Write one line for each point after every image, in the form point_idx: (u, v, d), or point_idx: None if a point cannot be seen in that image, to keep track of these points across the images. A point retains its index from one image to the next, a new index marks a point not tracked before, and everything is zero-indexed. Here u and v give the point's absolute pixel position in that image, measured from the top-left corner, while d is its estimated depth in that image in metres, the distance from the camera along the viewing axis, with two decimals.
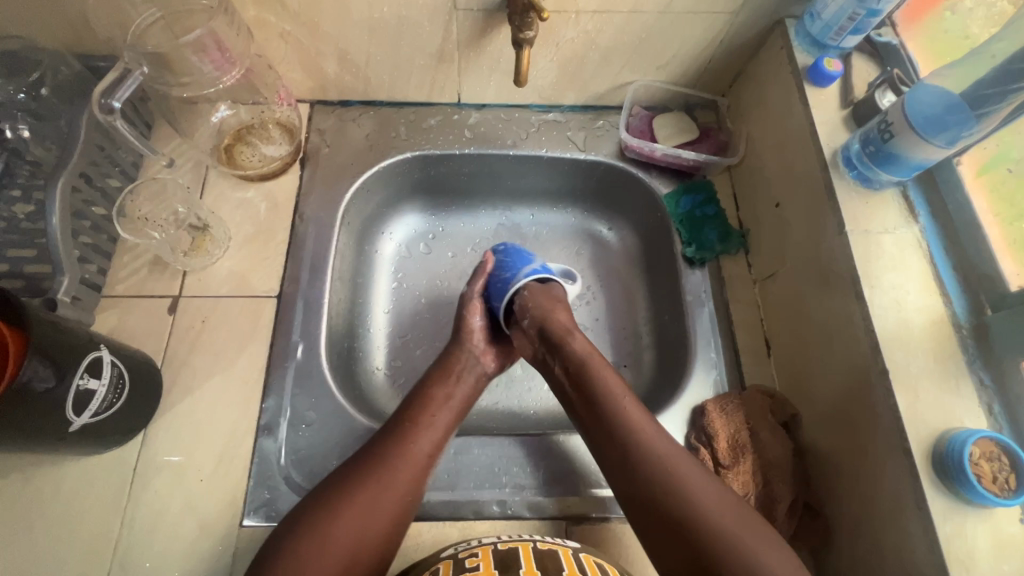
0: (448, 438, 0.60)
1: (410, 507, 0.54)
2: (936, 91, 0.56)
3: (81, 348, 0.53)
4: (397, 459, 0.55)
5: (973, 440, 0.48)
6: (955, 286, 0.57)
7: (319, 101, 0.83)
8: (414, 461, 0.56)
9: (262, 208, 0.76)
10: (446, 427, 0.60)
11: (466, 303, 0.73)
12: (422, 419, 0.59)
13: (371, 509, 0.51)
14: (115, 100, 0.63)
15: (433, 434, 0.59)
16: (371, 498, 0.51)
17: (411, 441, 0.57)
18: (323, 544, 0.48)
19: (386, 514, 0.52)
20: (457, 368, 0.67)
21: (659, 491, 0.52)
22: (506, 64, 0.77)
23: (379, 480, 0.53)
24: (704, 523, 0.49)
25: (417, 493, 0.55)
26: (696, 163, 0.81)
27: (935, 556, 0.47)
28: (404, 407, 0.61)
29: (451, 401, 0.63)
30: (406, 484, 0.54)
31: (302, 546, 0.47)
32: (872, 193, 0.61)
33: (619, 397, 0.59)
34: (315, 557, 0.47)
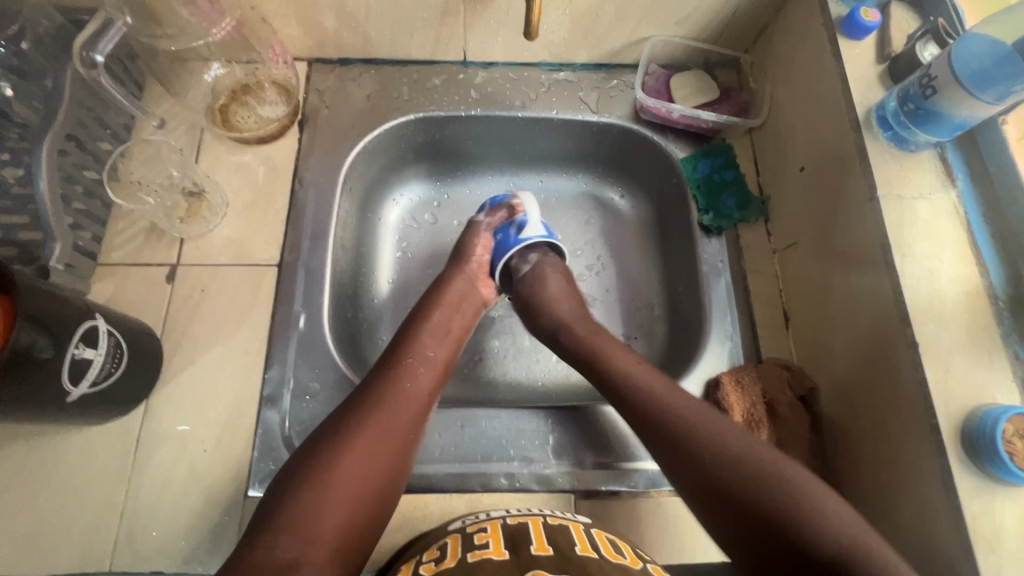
0: (444, 376, 0.59)
1: (413, 441, 0.53)
2: (986, 41, 0.51)
3: (75, 316, 0.51)
4: (396, 391, 0.54)
5: (1007, 417, 0.46)
6: (993, 255, 0.54)
7: (318, 59, 0.78)
8: (413, 395, 0.55)
9: (260, 172, 0.73)
10: (442, 365, 0.59)
11: (475, 234, 0.73)
12: (418, 355, 0.58)
13: (376, 443, 0.49)
14: (99, 54, 0.60)
15: (430, 370, 0.58)
16: (376, 432, 0.50)
17: (409, 377, 0.55)
18: (332, 479, 0.46)
19: (391, 448, 0.50)
20: (456, 296, 0.67)
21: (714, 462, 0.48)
22: (515, 17, 0.72)
23: (380, 414, 0.51)
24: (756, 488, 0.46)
25: (418, 429, 0.53)
26: (716, 126, 0.77)
27: (960, 535, 0.45)
28: (395, 346, 0.59)
29: (446, 337, 0.62)
30: (409, 417, 0.53)
31: (310, 484, 0.45)
32: (908, 155, 0.57)
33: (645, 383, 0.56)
34: (326, 494, 0.45)
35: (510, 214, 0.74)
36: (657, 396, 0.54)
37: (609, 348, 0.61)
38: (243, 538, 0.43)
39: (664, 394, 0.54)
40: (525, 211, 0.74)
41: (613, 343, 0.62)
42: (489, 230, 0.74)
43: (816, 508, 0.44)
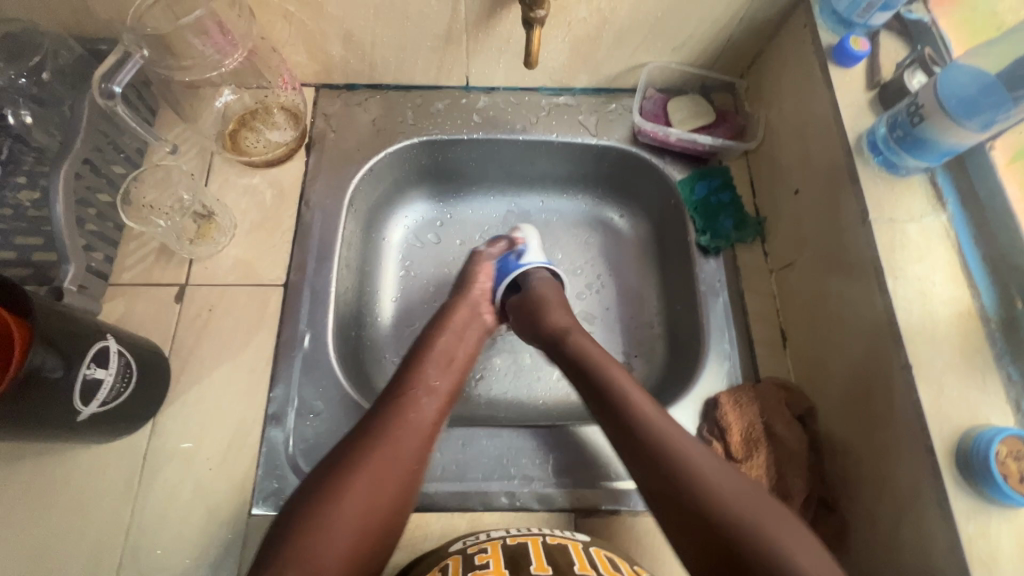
0: (450, 405, 0.60)
1: (419, 471, 0.53)
2: (970, 71, 0.54)
3: (87, 337, 0.52)
4: (401, 423, 0.54)
5: (1000, 438, 0.46)
6: (983, 277, 0.55)
7: (325, 85, 0.81)
8: (418, 426, 0.55)
9: (268, 195, 0.75)
10: (447, 393, 0.60)
11: (479, 262, 0.75)
12: (422, 384, 0.59)
13: (381, 477, 0.50)
14: (116, 84, 0.61)
15: (435, 399, 0.58)
16: (380, 464, 0.50)
17: (413, 409, 0.56)
18: (336, 512, 0.47)
19: (397, 481, 0.51)
20: (461, 323, 0.68)
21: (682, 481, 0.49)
22: (516, 45, 0.74)
23: (385, 446, 0.52)
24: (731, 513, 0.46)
25: (424, 459, 0.54)
26: (712, 149, 0.79)
27: (957, 556, 0.46)
28: (401, 374, 0.60)
29: (451, 365, 0.63)
30: (414, 448, 0.53)
31: (315, 516, 0.46)
32: (898, 179, 0.59)
33: (635, 399, 0.56)
34: (330, 532, 0.46)
35: (510, 244, 0.77)
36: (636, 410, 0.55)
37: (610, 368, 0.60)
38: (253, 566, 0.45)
39: (642, 410, 0.55)
40: (526, 242, 0.77)
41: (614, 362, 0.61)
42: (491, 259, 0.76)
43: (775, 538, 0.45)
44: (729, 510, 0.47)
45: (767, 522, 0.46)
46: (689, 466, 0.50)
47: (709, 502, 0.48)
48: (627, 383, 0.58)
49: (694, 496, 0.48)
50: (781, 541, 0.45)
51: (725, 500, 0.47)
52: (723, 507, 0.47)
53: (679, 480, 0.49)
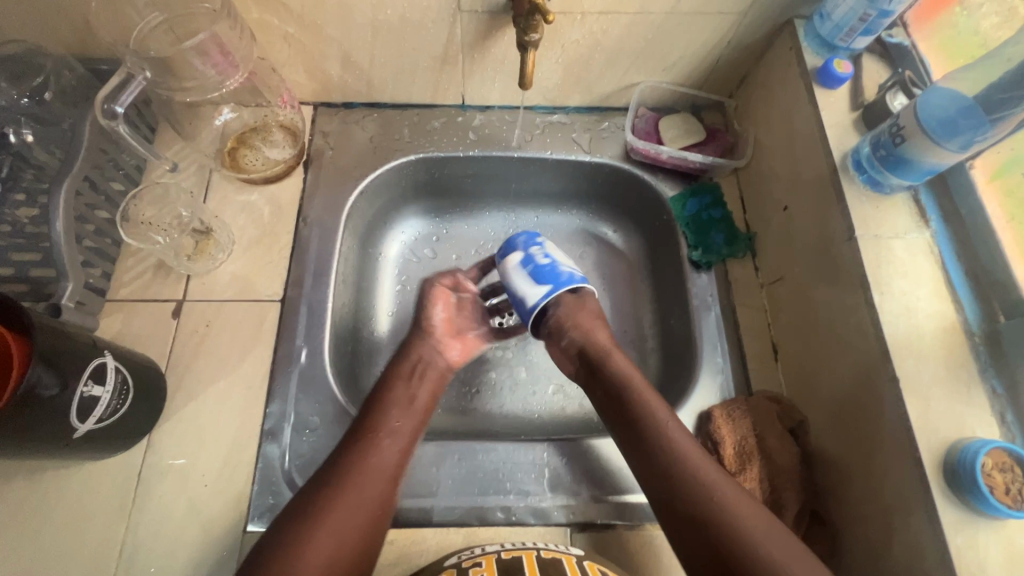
0: (412, 444, 0.60)
1: (384, 514, 0.54)
2: (948, 95, 0.55)
3: (85, 354, 0.53)
4: (360, 467, 0.54)
5: (985, 450, 0.47)
6: (966, 292, 0.56)
7: (323, 103, 0.82)
8: (379, 471, 0.55)
9: (265, 211, 0.76)
10: (409, 434, 0.60)
11: (428, 292, 0.74)
12: (383, 425, 0.59)
13: (343, 522, 0.50)
14: (119, 105, 0.63)
15: (396, 440, 0.58)
16: (343, 508, 0.51)
17: (376, 451, 0.56)
18: (299, 556, 0.47)
19: (360, 525, 0.51)
20: (417, 362, 0.68)
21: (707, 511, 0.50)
22: (511, 66, 0.76)
23: (347, 492, 0.52)
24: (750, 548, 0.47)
25: (388, 501, 0.54)
26: (703, 166, 0.80)
27: (946, 568, 0.46)
28: (365, 414, 0.60)
29: (412, 405, 0.63)
30: (376, 493, 0.53)
31: (279, 556, 0.47)
32: (882, 197, 0.60)
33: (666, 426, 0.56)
34: (295, 574, 0.46)
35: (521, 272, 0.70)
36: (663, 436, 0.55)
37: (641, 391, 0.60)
38: None
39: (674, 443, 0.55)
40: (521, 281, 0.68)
41: (647, 388, 0.60)
42: (470, 283, 0.77)
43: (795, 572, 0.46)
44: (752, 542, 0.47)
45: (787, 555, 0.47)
46: (714, 503, 0.50)
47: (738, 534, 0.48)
48: (657, 406, 0.58)
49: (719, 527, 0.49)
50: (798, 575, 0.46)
51: (753, 533, 0.48)
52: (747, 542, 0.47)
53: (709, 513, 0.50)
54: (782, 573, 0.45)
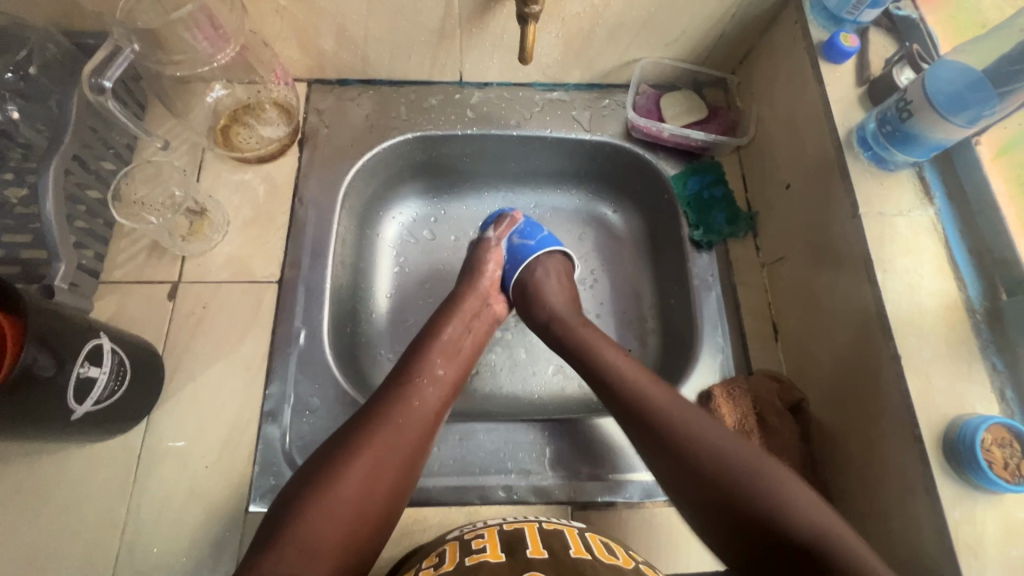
0: (453, 395, 0.60)
1: (421, 457, 0.54)
2: (957, 68, 0.54)
3: (81, 335, 0.52)
4: (403, 408, 0.55)
5: (985, 426, 0.48)
6: (969, 270, 0.56)
7: (317, 80, 0.80)
8: (420, 413, 0.56)
9: (260, 191, 0.75)
10: (451, 383, 0.60)
11: (486, 250, 0.74)
12: (427, 370, 0.59)
13: (381, 464, 0.51)
14: (106, 80, 0.62)
15: (440, 386, 0.59)
16: (382, 447, 0.51)
17: (418, 396, 0.56)
18: (338, 486, 0.48)
19: (395, 470, 0.51)
20: (469, 313, 0.68)
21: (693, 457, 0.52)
22: (510, 40, 0.74)
23: (387, 432, 0.52)
24: (748, 486, 0.49)
25: (427, 443, 0.55)
26: (704, 144, 0.79)
27: (944, 542, 0.47)
28: (408, 360, 0.60)
29: (458, 353, 0.63)
30: (414, 435, 0.54)
31: (318, 489, 0.48)
32: (887, 174, 0.60)
33: (640, 379, 0.58)
34: (333, 505, 0.47)
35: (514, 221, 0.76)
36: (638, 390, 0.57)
37: (602, 347, 0.63)
38: (261, 534, 0.46)
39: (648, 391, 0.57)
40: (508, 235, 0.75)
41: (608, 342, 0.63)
42: (500, 246, 0.75)
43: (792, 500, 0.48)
44: (747, 484, 0.49)
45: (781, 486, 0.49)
46: (696, 446, 0.52)
47: (719, 470, 0.50)
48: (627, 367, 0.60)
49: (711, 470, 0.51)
50: (800, 505, 0.48)
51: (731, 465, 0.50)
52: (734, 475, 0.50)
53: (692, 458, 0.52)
54: (793, 516, 0.47)
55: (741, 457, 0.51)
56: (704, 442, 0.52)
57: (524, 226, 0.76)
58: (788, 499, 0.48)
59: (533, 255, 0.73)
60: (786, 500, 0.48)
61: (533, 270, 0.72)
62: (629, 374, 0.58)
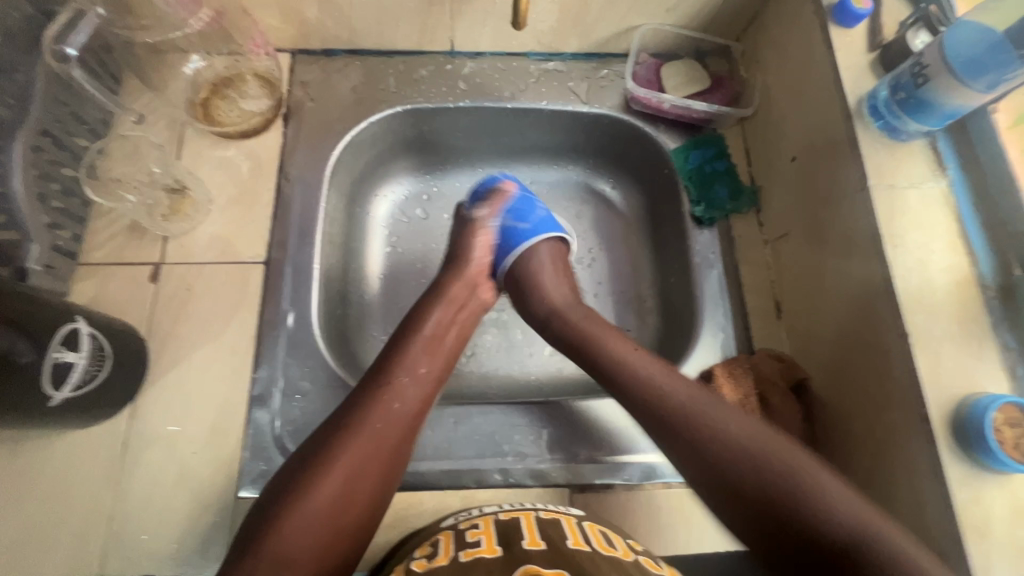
0: (435, 391, 0.58)
1: (400, 459, 0.52)
2: (977, 30, 0.51)
3: (55, 318, 0.50)
4: (382, 408, 0.53)
5: (996, 406, 0.46)
6: (982, 244, 0.54)
7: (301, 50, 0.77)
8: (400, 414, 0.53)
9: (244, 168, 0.71)
10: (432, 379, 0.58)
11: (475, 231, 0.70)
12: (407, 369, 0.57)
13: (356, 473, 0.49)
14: (70, 47, 0.59)
15: (420, 385, 0.56)
16: (360, 450, 0.50)
17: (397, 396, 0.54)
18: (312, 497, 0.46)
19: (372, 477, 0.50)
20: (459, 300, 0.65)
21: (709, 445, 0.50)
22: (503, 6, 0.70)
23: (365, 434, 0.50)
24: (764, 475, 0.47)
25: (406, 446, 0.53)
26: (707, 116, 0.76)
27: (951, 524, 0.46)
28: (386, 358, 0.58)
29: (439, 350, 0.60)
30: (393, 437, 0.52)
31: (292, 497, 0.46)
32: (898, 144, 0.57)
33: (644, 366, 0.56)
34: (304, 515, 0.46)
35: (501, 203, 0.71)
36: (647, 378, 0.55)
37: (607, 339, 0.60)
38: (235, 545, 0.45)
39: (653, 376, 0.55)
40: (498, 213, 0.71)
41: (613, 333, 0.61)
42: (490, 224, 0.71)
43: (817, 484, 0.46)
44: (766, 471, 0.47)
45: (800, 471, 0.46)
46: (710, 428, 0.50)
47: (733, 454, 0.49)
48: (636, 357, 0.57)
49: (728, 460, 0.48)
50: (823, 488, 0.45)
51: (749, 449, 0.48)
52: (751, 459, 0.48)
53: (706, 442, 0.50)
54: (823, 503, 0.45)
55: (753, 445, 0.49)
56: (721, 425, 0.50)
57: (516, 204, 0.72)
58: (813, 488, 0.45)
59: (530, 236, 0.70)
60: (815, 487, 0.46)
61: (528, 259, 0.69)
62: (635, 364, 0.56)
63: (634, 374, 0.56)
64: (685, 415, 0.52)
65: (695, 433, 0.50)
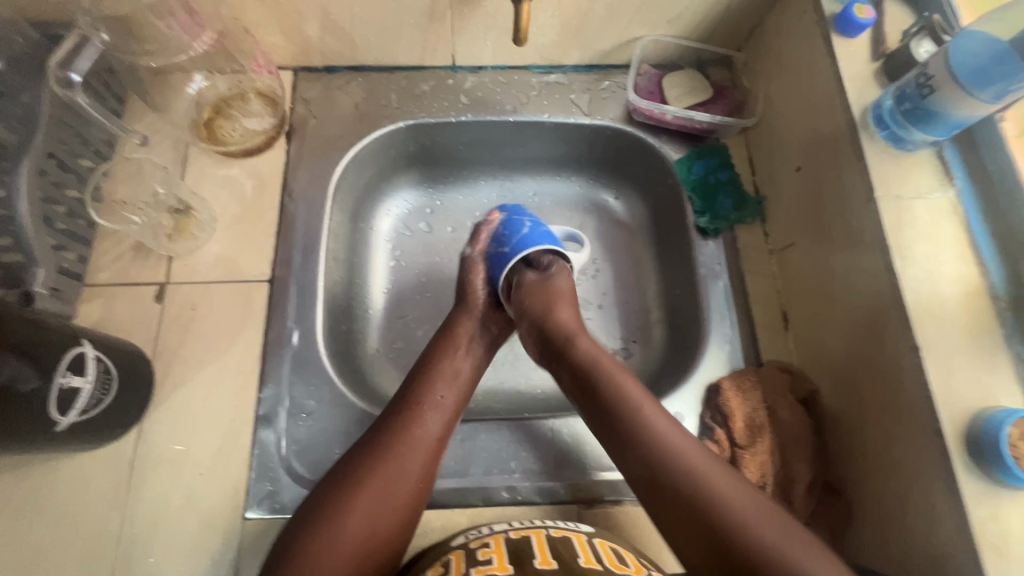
0: (456, 420, 0.57)
1: (424, 491, 0.52)
2: (982, 39, 0.50)
3: (61, 343, 0.50)
4: (406, 439, 0.52)
5: (1011, 421, 0.45)
6: (992, 254, 0.53)
7: (303, 68, 0.77)
8: (424, 444, 0.53)
9: (247, 186, 0.72)
10: (454, 408, 0.57)
11: (470, 266, 0.72)
12: (429, 398, 0.56)
13: (380, 504, 0.48)
14: (75, 74, 0.58)
15: (441, 414, 0.56)
16: (383, 484, 0.49)
17: (420, 423, 0.54)
18: (335, 532, 0.46)
19: (397, 508, 0.49)
20: (464, 336, 0.65)
21: (692, 493, 0.46)
22: (503, 20, 0.70)
23: (389, 465, 0.50)
24: (748, 540, 0.43)
25: (428, 477, 0.52)
26: (709, 126, 0.76)
27: (967, 542, 0.45)
28: (408, 387, 0.58)
29: (458, 377, 0.60)
30: (417, 468, 0.51)
31: (319, 531, 0.45)
32: (905, 154, 0.57)
33: (630, 393, 0.54)
34: (331, 548, 0.45)
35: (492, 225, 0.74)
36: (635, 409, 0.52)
37: (599, 369, 0.57)
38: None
39: (642, 412, 0.52)
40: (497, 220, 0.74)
41: (608, 361, 0.58)
42: (483, 259, 0.72)
43: (797, 556, 0.42)
44: (749, 530, 0.43)
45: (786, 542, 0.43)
46: (693, 477, 0.47)
47: (722, 511, 0.45)
48: (630, 387, 0.54)
49: (714, 510, 0.45)
50: (802, 561, 0.42)
51: (737, 512, 0.44)
52: (731, 510, 0.45)
53: (686, 488, 0.46)
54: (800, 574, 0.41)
55: (737, 497, 0.45)
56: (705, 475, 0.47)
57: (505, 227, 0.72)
58: (794, 560, 0.41)
59: (517, 256, 0.69)
60: (792, 558, 0.42)
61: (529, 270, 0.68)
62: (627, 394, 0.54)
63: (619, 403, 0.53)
64: (671, 458, 0.48)
65: (682, 480, 0.47)
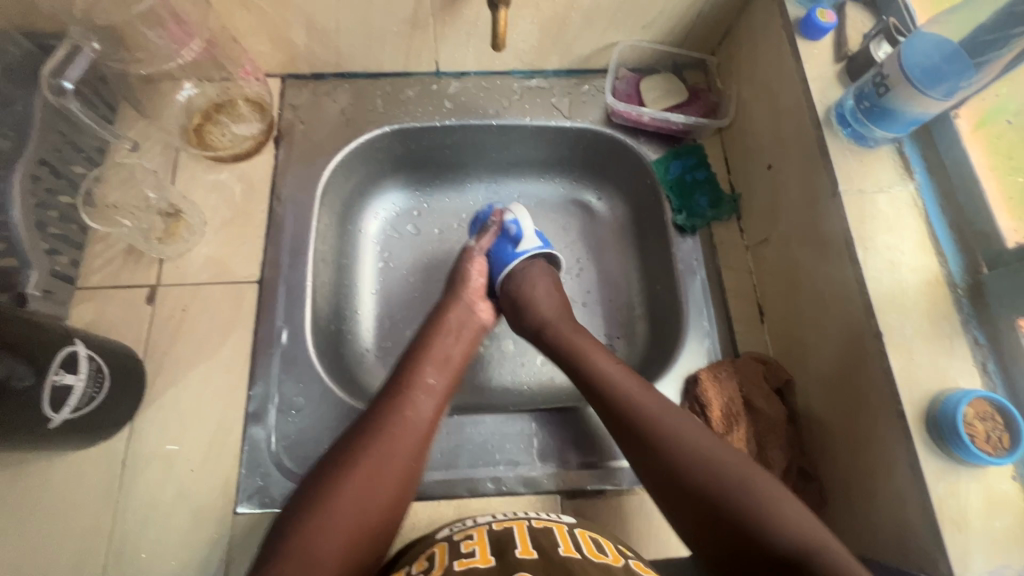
0: (446, 403, 0.59)
1: (415, 470, 0.53)
2: (932, 40, 0.54)
3: (54, 342, 0.51)
4: (397, 421, 0.54)
5: (967, 400, 0.47)
6: (951, 244, 0.56)
7: (291, 75, 0.79)
8: (415, 424, 0.55)
9: (237, 190, 0.73)
10: (443, 392, 0.59)
11: (469, 258, 0.73)
12: (419, 383, 0.58)
13: (373, 483, 0.50)
14: (65, 80, 0.63)
15: (431, 397, 0.58)
16: (375, 462, 0.51)
17: (410, 407, 0.56)
18: (329, 512, 0.47)
19: (389, 487, 0.50)
20: (456, 324, 0.67)
21: (679, 461, 0.50)
22: (484, 27, 0.73)
23: (380, 445, 0.52)
24: (737, 496, 0.47)
25: (420, 457, 0.54)
26: (686, 127, 0.78)
27: (929, 517, 0.47)
28: (398, 374, 0.60)
29: (448, 364, 0.62)
30: (408, 448, 0.53)
31: (314, 510, 0.47)
32: (867, 151, 0.59)
33: (612, 371, 0.58)
34: (326, 525, 0.46)
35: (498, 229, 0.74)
36: (612, 385, 0.57)
37: (583, 351, 0.62)
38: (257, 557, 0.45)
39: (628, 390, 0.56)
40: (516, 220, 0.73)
41: (589, 344, 0.63)
42: (483, 253, 0.74)
43: (782, 517, 0.45)
44: (737, 488, 0.48)
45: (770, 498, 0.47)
46: (674, 442, 0.52)
47: (712, 476, 0.49)
48: (611, 367, 0.59)
49: (695, 474, 0.49)
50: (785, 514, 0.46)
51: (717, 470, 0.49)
52: (710, 473, 0.49)
53: (671, 457, 0.51)
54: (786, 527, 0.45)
55: (718, 463, 0.49)
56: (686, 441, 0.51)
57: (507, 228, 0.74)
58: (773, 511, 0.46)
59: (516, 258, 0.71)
60: (773, 508, 0.46)
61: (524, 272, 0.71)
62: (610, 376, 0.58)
63: (603, 381, 0.58)
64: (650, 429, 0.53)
65: (665, 451, 0.51)
